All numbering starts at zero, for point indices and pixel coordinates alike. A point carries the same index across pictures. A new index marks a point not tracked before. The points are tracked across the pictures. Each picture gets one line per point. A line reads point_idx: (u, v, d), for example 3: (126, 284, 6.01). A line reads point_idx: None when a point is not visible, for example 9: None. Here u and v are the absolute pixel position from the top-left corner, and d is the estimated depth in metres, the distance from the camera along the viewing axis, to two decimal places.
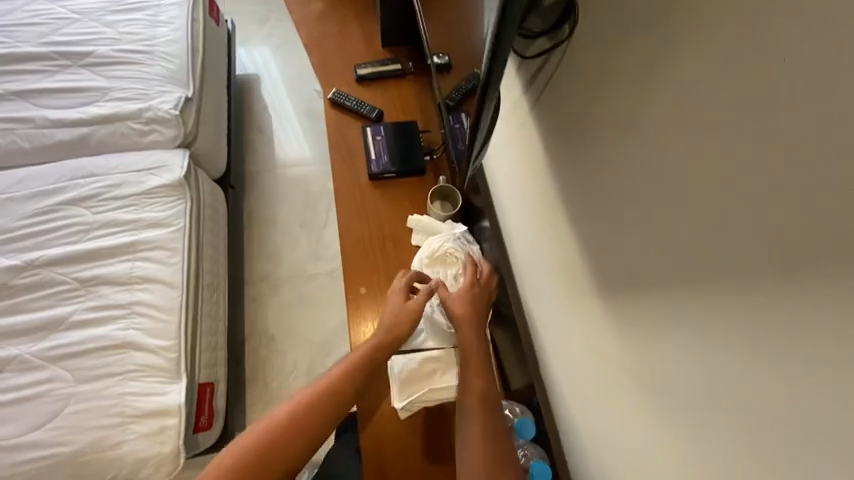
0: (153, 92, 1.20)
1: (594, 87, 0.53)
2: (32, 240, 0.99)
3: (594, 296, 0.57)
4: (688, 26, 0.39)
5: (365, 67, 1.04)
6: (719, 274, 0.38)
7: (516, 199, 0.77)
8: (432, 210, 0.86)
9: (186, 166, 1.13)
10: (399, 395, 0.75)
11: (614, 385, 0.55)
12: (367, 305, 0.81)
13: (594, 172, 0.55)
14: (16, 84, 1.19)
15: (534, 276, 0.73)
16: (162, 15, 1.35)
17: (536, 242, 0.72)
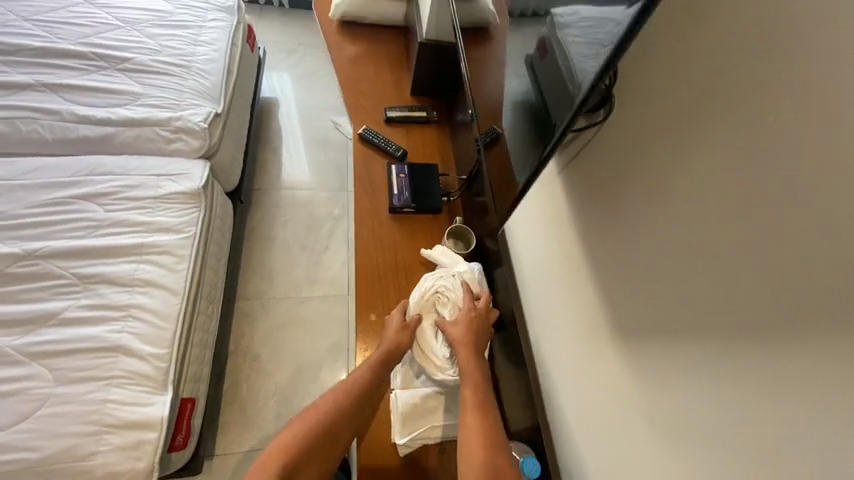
0: (184, 104, 1.25)
1: (619, 154, 0.54)
2: (38, 229, 0.99)
3: (605, 340, 0.58)
4: (724, 110, 0.40)
5: (393, 110, 1.13)
6: (720, 329, 0.41)
7: (530, 243, 0.79)
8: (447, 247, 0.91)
9: (205, 178, 1.16)
10: (400, 430, 0.75)
11: (627, 431, 0.54)
12: (377, 332, 0.83)
13: (608, 236, 0.57)
14: (50, 78, 1.23)
15: (543, 317, 0.74)
16: (204, 35, 1.44)
17: (551, 286, 0.72)
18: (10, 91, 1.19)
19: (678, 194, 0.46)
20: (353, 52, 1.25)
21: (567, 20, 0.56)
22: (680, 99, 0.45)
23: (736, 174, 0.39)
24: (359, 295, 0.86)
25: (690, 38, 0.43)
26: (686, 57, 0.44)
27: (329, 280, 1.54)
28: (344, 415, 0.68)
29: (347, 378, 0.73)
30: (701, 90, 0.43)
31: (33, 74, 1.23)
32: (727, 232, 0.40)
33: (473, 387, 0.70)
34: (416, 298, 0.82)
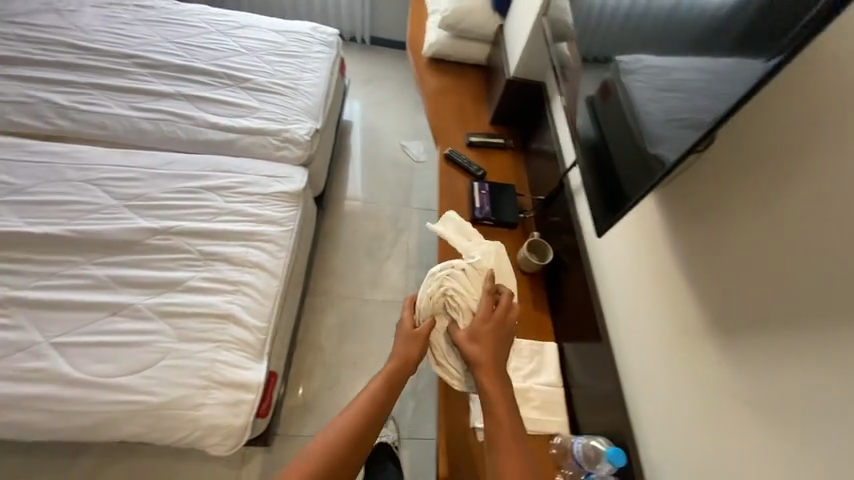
0: (291, 119, 1.46)
1: (721, 175, 0.61)
2: (172, 211, 1.17)
3: (698, 342, 0.64)
4: (833, 140, 0.47)
5: (475, 136, 1.26)
6: (821, 327, 0.47)
7: (615, 257, 0.86)
8: (528, 258, 0.99)
9: (305, 181, 1.33)
10: None
11: (722, 426, 0.58)
12: None
13: (707, 249, 0.63)
14: (186, 89, 1.45)
15: (628, 325, 0.79)
16: (310, 64, 1.66)
17: (638, 296, 0.78)
18: (155, 98, 1.41)
19: (784, 210, 0.52)
20: (439, 85, 1.42)
21: (631, 66, 0.76)
22: (790, 129, 0.52)
23: (843, 192, 0.46)
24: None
25: (803, 79, 0.51)
26: (794, 96, 0.52)
27: (389, 287, 1.66)
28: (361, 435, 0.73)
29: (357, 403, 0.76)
30: (812, 123, 0.50)
31: (173, 85, 1.45)
32: (831, 242, 0.47)
33: (500, 420, 0.71)
34: (425, 302, 0.84)
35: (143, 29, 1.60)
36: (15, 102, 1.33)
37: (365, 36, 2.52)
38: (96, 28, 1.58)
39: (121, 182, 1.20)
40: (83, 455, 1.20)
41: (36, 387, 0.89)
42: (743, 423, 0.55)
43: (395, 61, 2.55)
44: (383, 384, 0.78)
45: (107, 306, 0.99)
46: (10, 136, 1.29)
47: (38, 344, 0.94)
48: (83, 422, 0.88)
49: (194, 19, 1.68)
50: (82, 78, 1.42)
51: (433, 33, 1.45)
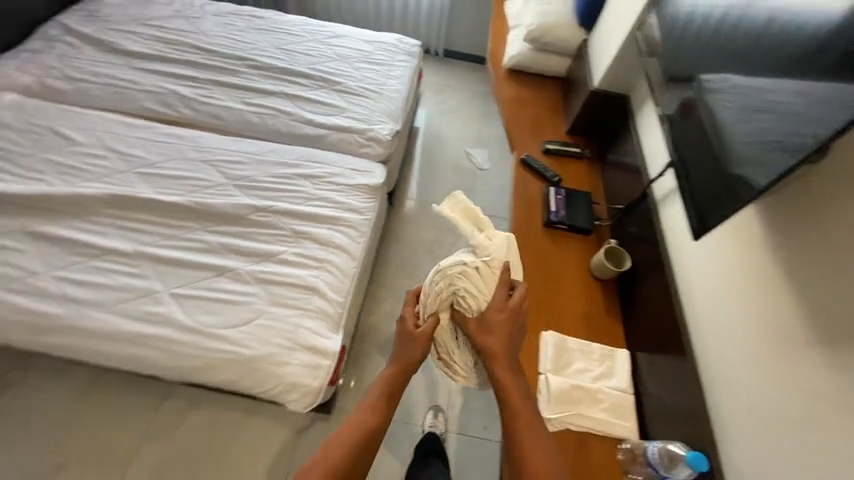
0: (375, 120, 1.58)
1: (839, 186, 0.63)
2: (271, 192, 1.33)
3: (802, 349, 0.64)
4: None
5: (551, 143, 1.29)
6: None
7: (701, 264, 0.87)
8: (605, 263, 1.00)
9: (384, 176, 1.45)
10: (550, 407, 0.83)
11: (825, 431, 0.59)
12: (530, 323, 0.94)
13: (820, 257, 0.64)
14: (287, 88, 1.64)
15: (715, 330, 0.80)
16: (394, 71, 1.80)
17: (729, 303, 0.79)
18: (261, 95, 1.60)
19: None
20: (518, 94, 1.47)
21: (715, 86, 0.85)
22: None
23: None
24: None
25: None
26: None
27: None
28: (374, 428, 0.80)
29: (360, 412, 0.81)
30: None
31: (277, 85, 1.64)
32: None
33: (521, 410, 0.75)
34: (432, 301, 0.83)
35: (255, 35, 1.82)
36: (148, 91, 1.55)
37: (438, 48, 2.65)
38: (216, 32, 1.80)
39: (231, 164, 1.38)
40: (176, 398, 1.39)
41: (155, 330, 1.04)
42: (840, 422, 0.57)
43: (464, 72, 2.66)
44: (385, 388, 0.83)
45: (215, 268, 1.14)
46: (143, 120, 1.50)
47: (158, 294, 1.09)
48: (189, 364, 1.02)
49: (297, 28, 1.88)
50: (203, 75, 1.63)
51: (515, 45, 1.50)
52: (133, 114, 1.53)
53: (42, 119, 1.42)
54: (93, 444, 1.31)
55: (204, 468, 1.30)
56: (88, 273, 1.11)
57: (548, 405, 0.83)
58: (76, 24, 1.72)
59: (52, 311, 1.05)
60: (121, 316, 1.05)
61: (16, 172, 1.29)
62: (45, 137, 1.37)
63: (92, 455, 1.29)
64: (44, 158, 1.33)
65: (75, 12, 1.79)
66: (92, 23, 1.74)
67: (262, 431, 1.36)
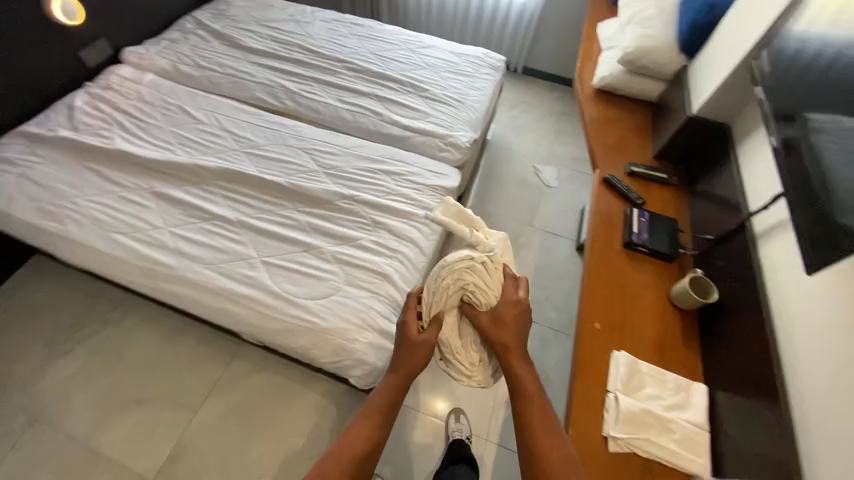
0: (456, 128, 1.65)
1: None
2: (355, 183, 1.44)
3: None
4: None
5: (637, 166, 1.28)
6: None
7: (805, 302, 0.81)
8: (690, 292, 0.97)
9: (458, 181, 1.51)
10: (615, 426, 0.81)
11: None
12: (603, 340, 0.93)
13: None
14: (378, 91, 1.76)
15: (817, 375, 0.74)
16: (477, 83, 1.86)
17: (836, 347, 0.73)
18: (355, 95, 1.75)
19: None
20: (605, 115, 1.47)
21: (823, 126, 0.81)
22: None
23: None
24: (589, 309, 0.97)
25: None
26: None
27: None
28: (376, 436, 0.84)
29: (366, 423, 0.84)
30: None
31: (370, 87, 1.77)
32: None
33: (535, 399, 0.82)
34: (439, 298, 0.91)
35: (354, 42, 1.99)
36: (260, 83, 1.74)
37: (518, 65, 2.70)
38: (321, 36, 1.99)
39: (323, 154, 1.52)
40: (243, 357, 1.53)
41: (246, 290, 1.17)
42: None
43: (540, 91, 2.69)
44: (383, 399, 0.88)
45: (301, 244, 1.26)
46: (253, 107, 1.70)
47: (253, 259, 1.23)
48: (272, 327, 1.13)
49: (392, 37, 2.03)
50: (307, 73, 1.81)
51: (611, 65, 1.52)
52: (245, 101, 1.74)
53: (174, 98, 1.65)
54: (171, 385, 1.46)
55: (261, 426, 1.40)
56: (197, 233, 1.27)
57: (614, 423, 0.82)
58: (208, 21, 1.98)
59: (165, 261, 1.21)
60: (220, 274, 1.19)
61: (149, 140, 1.50)
62: (175, 114, 1.60)
63: (169, 395, 1.44)
64: (171, 131, 1.54)
65: (207, 10, 2.05)
66: (220, 20, 2.00)
67: (314, 402, 1.46)
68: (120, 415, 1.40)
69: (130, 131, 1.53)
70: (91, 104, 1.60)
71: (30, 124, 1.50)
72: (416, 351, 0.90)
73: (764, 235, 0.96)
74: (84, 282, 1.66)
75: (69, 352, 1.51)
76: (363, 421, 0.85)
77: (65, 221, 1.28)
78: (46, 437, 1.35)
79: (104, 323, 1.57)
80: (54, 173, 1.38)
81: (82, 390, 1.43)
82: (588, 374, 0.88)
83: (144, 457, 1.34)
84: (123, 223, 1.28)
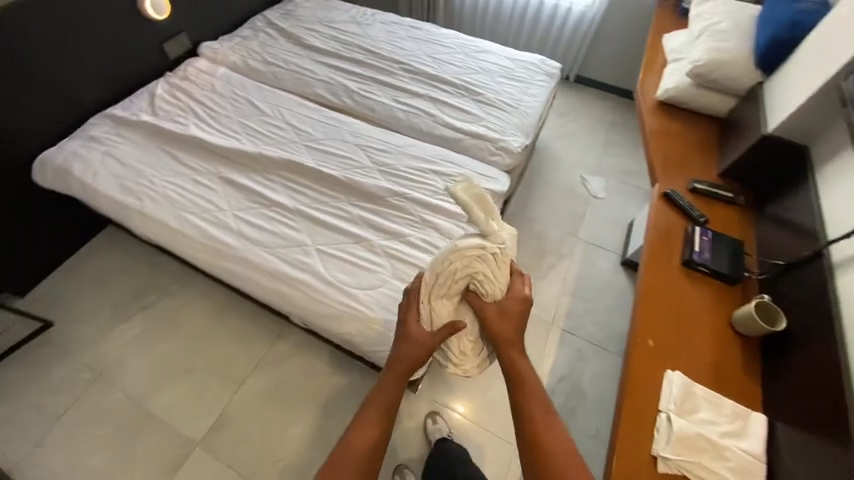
0: (508, 132, 1.66)
1: None
2: (406, 181, 1.48)
3: None
4: None
5: (700, 183, 1.23)
6: None
7: None
8: (755, 318, 0.93)
9: (507, 186, 1.52)
10: (667, 446, 0.79)
11: None
12: (657, 357, 0.91)
13: None
14: (433, 93, 1.80)
15: None
16: (532, 89, 1.86)
17: None
18: (410, 96, 1.79)
19: None
20: (666, 128, 1.43)
21: None
22: None
23: None
24: (643, 323, 0.96)
25: None
26: None
27: (539, 303, 1.75)
28: (383, 432, 0.86)
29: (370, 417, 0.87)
30: None
31: (425, 89, 1.81)
32: None
33: (533, 393, 0.88)
34: (444, 283, 0.93)
35: (412, 44, 2.04)
36: (321, 80, 1.83)
37: (571, 73, 2.66)
38: (380, 38, 2.06)
39: (377, 151, 1.57)
40: (286, 339, 1.61)
41: (301, 275, 1.23)
42: None
43: (591, 100, 2.63)
44: (388, 396, 0.90)
45: (354, 236, 1.31)
46: (313, 103, 1.78)
47: (308, 246, 1.30)
48: (322, 312, 1.18)
49: (449, 41, 2.06)
50: (365, 72, 1.88)
51: (676, 77, 1.48)
52: (306, 97, 1.83)
53: (242, 91, 1.76)
54: (219, 359, 1.55)
55: (300, 406, 1.47)
56: (259, 219, 1.35)
57: (665, 443, 0.80)
58: (277, 19, 2.10)
59: (229, 242, 1.30)
60: (277, 258, 1.26)
61: (219, 129, 1.61)
62: (243, 106, 1.71)
63: (217, 368, 1.53)
64: (239, 122, 1.64)
65: (276, 10, 2.18)
66: (288, 20, 2.11)
67: (350, 389, 1.52)
68: (173, 381, 1.49)
69: (202, 119, 1.64)
70: (170, 92, 1.73)
71: (116, 107, 1.64)
72: (419, 337, 0.94)
73: (843, 265, 0.88)
74: (149, 255, 1.79)
75: (131, 318, 1.62)
76: (369, 418, 0.87)
77: (142, 198, 1.39)
78: (105, 395, 1.45)
79: (164, 294, 1.69)
80: (136, 154, 1.50)
81: (140, 355, 1.54)
82: (643, 389, 0.87)
83: (193, 424, 1.41)
84: (193, 204, 1.37)
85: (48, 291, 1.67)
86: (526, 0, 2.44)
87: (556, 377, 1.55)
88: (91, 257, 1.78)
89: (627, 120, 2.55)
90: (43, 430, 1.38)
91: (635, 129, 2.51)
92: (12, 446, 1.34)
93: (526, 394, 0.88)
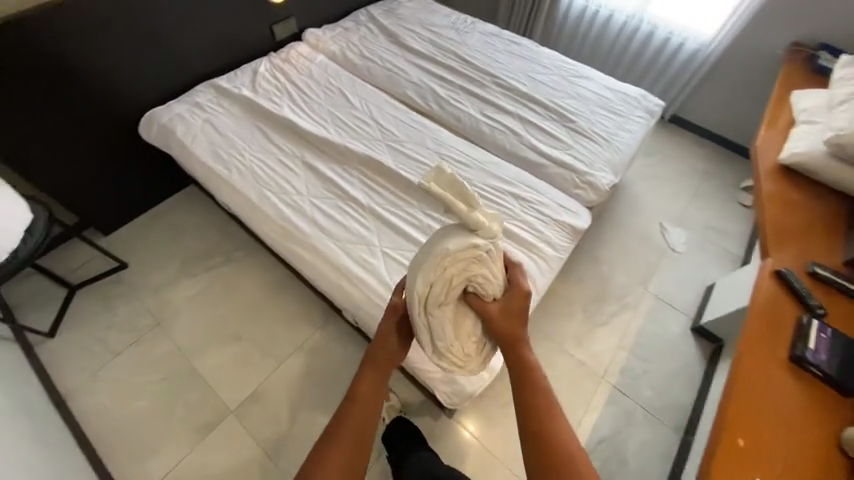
0: (596, 167, 1.56)
1: None
2: (482, 199, 1.44)
3: None
4: None
5: (822, 267, 1.08)
6: None
7: None
8: None
9: (587, 223, 1.43)
10: None
11: None
12: (743, 461, 0.82)
13: None
14: (522, 112, 1.74)
15: None
16: (628, 125, 1.74)
17: None
18: (498, 112, 1.75)
19: None
20: (787, 196, 1.27)
21: None
22: None
23: None
24: (738, 409, 0.88)
25: None
26: None
27: (591, 352, 1.64)
28: (370, 416, 0.85)
29: (355, 411, 0.85)
30: None
31: (514, 107, 1.76)
32: None
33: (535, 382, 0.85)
34: (436, 292, 0.83)
35: (507, 59, 1.99)
36: (412, 82, 1.83)
37: (667, 112, 2.48)
38: (476, 48, 2.03)
39: (457, 164, 1.55)
40: (330, 330, 1.63)
41: (364, 275, 1.23)
42: None
43: (685, 145, 2.44)
44: (371, 384, 0.88)
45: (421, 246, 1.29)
46: (401, 103, 1.79)
47: (375, 247, 1.30)
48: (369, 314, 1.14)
49: (547, 62, 2.00)
50: (456, 81, 1.86)
51: (807, 142, 1.32)
52: (395, 96, 1.84)
53: (337, 81, 1.81)
54: (266, 333, 1.59)
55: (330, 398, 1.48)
56: (333, 210, 1.37)
57: None
58: (380, 16, 2.14)
59: (302, 228, 1.33)
60: (344, 253, 1.28)
61: (309, 114, 1.66)
62: (335, 96, 1.75)
63: (262, 342, 1.58)
64: (329, 111, 1.68)
65: (380, 6, 2.22)
66: (390, 18, 2.15)
67: None
68: (220, 344, 1.56)
69: (296, 102, 1.70)
70: (271, 71, 1.81)
71: (222, 78, 1.74)
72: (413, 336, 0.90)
73: None
74: (221, 220, 1.89)
75: (195, 276, 1.72)
76: (356, 405, 0.86)
77: (230, 168, 1.45)
78: (159, 343, 1.54)
79: (228, 260, 1.77)
80: (232, 126, 1.58)
81: (196, 313, 1.62)
82: None
83: (233, 391, 1.47)
84: (274, 184, 1.42)
85: (130, 235, 1.82)
86: (634, 29, 2.31)
87: (598, 437, 1.43)
88: (171, 211, 1.91)
89: (721, 173, 2.34)
90: (100, 363, 1.49)
91: (730, 185, 2.29)
92: (73, 371, 1.46)
93: (529, 384, 0.85)
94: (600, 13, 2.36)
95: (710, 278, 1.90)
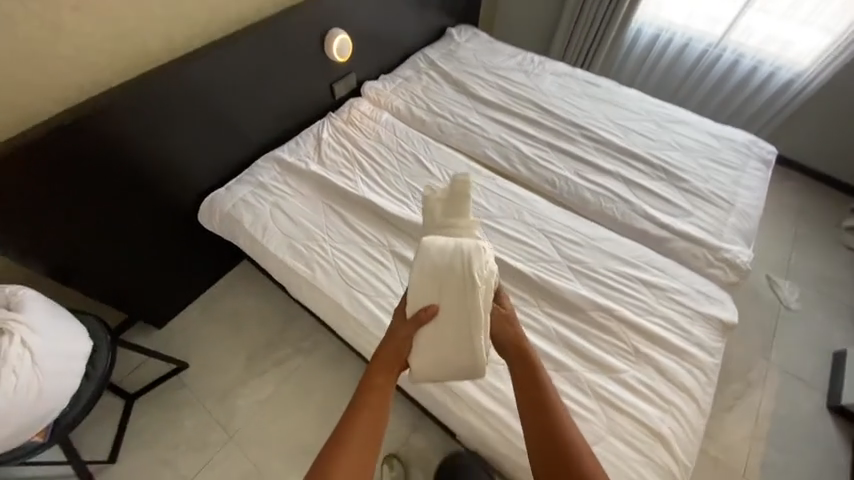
0: (726, 237, 1.35)
1: None
2: (607, 288, 1.22)
3: None
4: None
5: None
6: None
7: None
8: None
9: (736, 313, 1.21)
10: None
11: None
12: None
13: None
14: (625, 172, 1.53)
15: None
16: (744, 179, 1.53)
17: None
18: (596, 172, 1.53)
19: None
20: None
21: None
22: None
23: None
24: None
25: None
26: None
27: (723, 444, 1.42)
28: (376, 422, 0.77)
29: (360, 423, 0.76)
30: None
31: (616, 166, 1.55)
32: None
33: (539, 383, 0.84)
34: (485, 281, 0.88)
35: (588, 104, 1.79)
36: (492, 140, 1.63)
37: None
38: (552, 93, 1.83)
39: (565, 242, 1.32)
40: (420, 435, 1.42)
41: (498, 409, 1.08)
42: None
43: (774, 181, 2.22)
44: (375, 388, 0.81)
45: (554, 362, 1.08)
46: (481, 166, 1.59)
47: (498, 366, 1.15)
48: (427, 366, 0.92)
49: (634, 105, 1.78)
50: (540, 135, 1.65)
51: None
52: (471, 156, 1.65)
53: (408, 144, 1.61)
54: None
55: None
56: None
57: None
58: (439, 61, 1.95)
59: None
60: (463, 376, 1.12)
61: (387, 189, 1.47)
62: (411, 164, 1.55)
63: None
64: (408, 183, 1.50)
65: (437, 48, 2.04)
66: (450, 61, 1.95)
67: None
68: (301, 462, 1.36)
69: (369, 174, 1.51)
70: (335, 136, 1.62)
71: (283, 149, 1.56)
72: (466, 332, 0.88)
73: None
74: (283, 302, 1.70)
75: (263, 374, 1.52)
76: (362, 412, 0.77)
77: (311, 265, 1.26)
78: (232, 464, 1.35)
79: (297, 352, 1.58)
80: (302, 209, 1.39)
81: (270, 421, 1.43)
82: None
83: None
84: (364, 282, 1.23)
85: (185, 325, 1.64)
86: (714, 58, 2.09)
87: None
88: (225, 293, 1.72)
89: (820, 211, 2.11)
90: None
91: (831, 225, 2.06)
92: None
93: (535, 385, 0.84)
94: (673, 41, 2.14)
95: (838, 344, 1.67)
